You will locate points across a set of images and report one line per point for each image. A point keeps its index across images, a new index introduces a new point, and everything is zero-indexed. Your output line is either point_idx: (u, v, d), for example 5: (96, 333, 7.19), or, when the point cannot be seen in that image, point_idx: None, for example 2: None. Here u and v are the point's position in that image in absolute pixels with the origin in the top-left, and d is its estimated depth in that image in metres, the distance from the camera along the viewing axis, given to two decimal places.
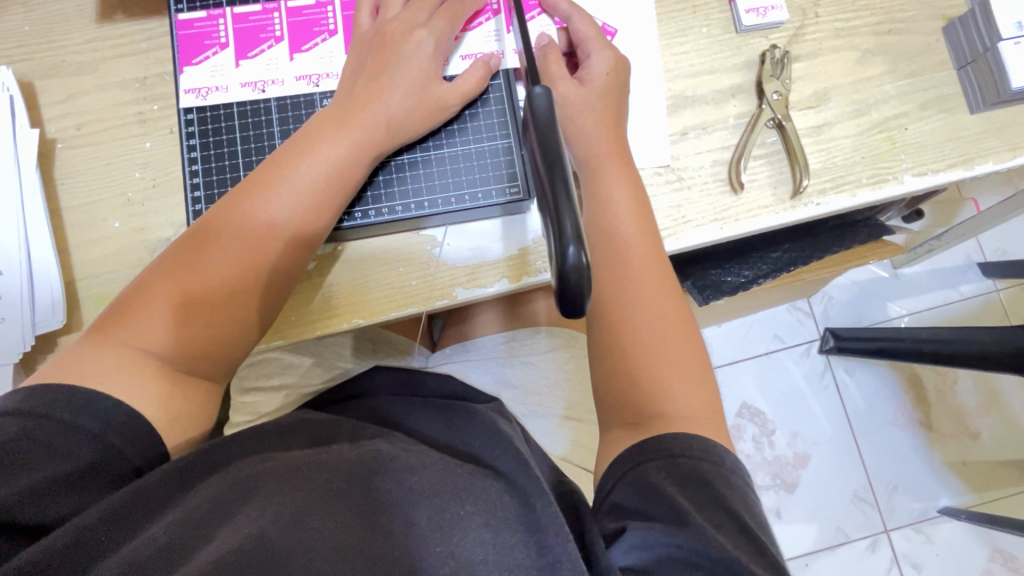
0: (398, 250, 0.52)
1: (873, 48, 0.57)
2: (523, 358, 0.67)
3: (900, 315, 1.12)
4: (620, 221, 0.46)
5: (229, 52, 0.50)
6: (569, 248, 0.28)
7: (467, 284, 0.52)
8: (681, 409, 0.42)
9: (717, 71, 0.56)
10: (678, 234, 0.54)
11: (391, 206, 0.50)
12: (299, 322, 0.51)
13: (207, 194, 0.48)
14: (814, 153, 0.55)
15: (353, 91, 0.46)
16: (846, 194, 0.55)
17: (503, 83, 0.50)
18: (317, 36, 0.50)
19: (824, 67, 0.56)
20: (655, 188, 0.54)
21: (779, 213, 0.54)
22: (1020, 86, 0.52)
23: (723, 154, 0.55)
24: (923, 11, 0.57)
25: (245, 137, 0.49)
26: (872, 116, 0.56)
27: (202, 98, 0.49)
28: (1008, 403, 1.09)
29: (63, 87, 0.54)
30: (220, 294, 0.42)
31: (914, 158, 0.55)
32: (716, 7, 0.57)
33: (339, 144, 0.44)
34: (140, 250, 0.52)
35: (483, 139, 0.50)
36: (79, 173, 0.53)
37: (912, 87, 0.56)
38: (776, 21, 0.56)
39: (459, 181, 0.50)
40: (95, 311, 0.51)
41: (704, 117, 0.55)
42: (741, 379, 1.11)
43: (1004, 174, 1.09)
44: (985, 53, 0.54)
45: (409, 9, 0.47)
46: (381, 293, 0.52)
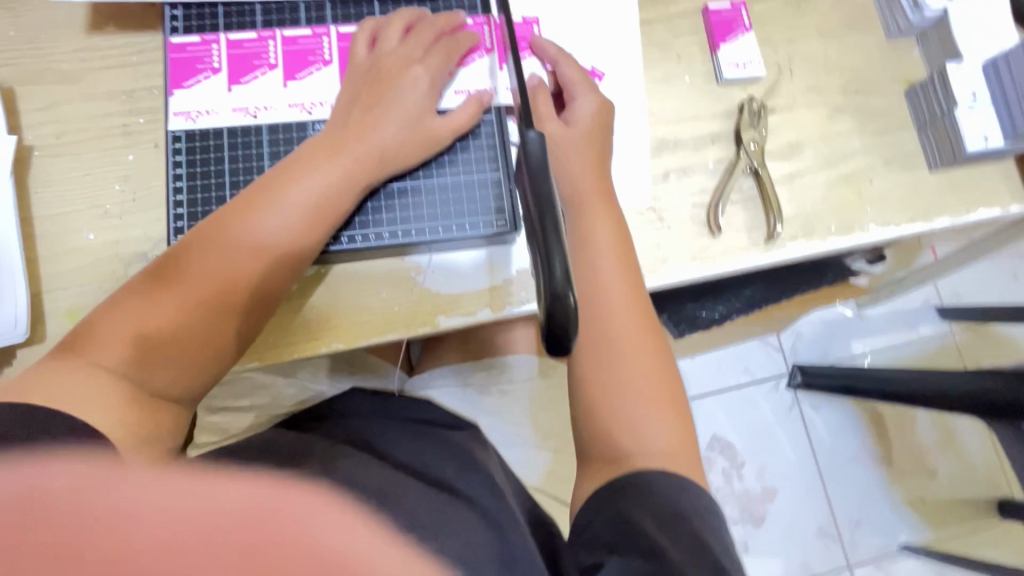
0: (383, 275, 0.52)
1: (841, 105, 0.60)
2: (503, 386, 0.66)
3: (863, 353, 1.17)
4: (605, 260, 0.47)
5: (221, 76, 0.50)
6: (560, 289, 0.29)
7: (449, 312, 0.52)
8: (658, 446, 0.43)
9: (698, 118, 0.59)
10: (658, 272, 0.55)
11: (379, 232, 0.50)
12: (277, 344, 0.50)
13: (190, 212, 0.48)
14: (786, 200, 0.58)
15: (347, 120, 0.46)
16: (816, 241, 0.57)
17: (494, 118, 0.52)
18: (311, 65, 0.51)
19: (797, 120, 0.60)
20: (637, 227, 0.56)
21: (755, 256, 0.57)
22: (974, 149, 0.56)
23: (702, 197, 0.57)
24: (887, 75, 0.62)
25: (234, 157, 0.49)
26: (841, 169, 0.59)
27: (191, 122, 0.49)
28: (962, 443, 1.14)
29: (45, 95, 0.53)
30: (200, 314, 0.41)
31: (879, 210, 0.58)
32: (698, 59, 0.60)
33: (331, 170, 0.44)
34: (115, 264, 0.50)
35: (473, 172, 0.51)
36: (56, 181, 0.52)
37: (876, 144, 0.60)
38: (754, 75, 0.59)
39: (448, 211, 0.51)
40: (61, 325, 0.49)
41: (684, 161, 0.58)
42: (713, 412, 1.13)
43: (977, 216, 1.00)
44: (943, 117, 0.57)
45: (406, 45, 0.49)
46: (363, 318, 0.51)
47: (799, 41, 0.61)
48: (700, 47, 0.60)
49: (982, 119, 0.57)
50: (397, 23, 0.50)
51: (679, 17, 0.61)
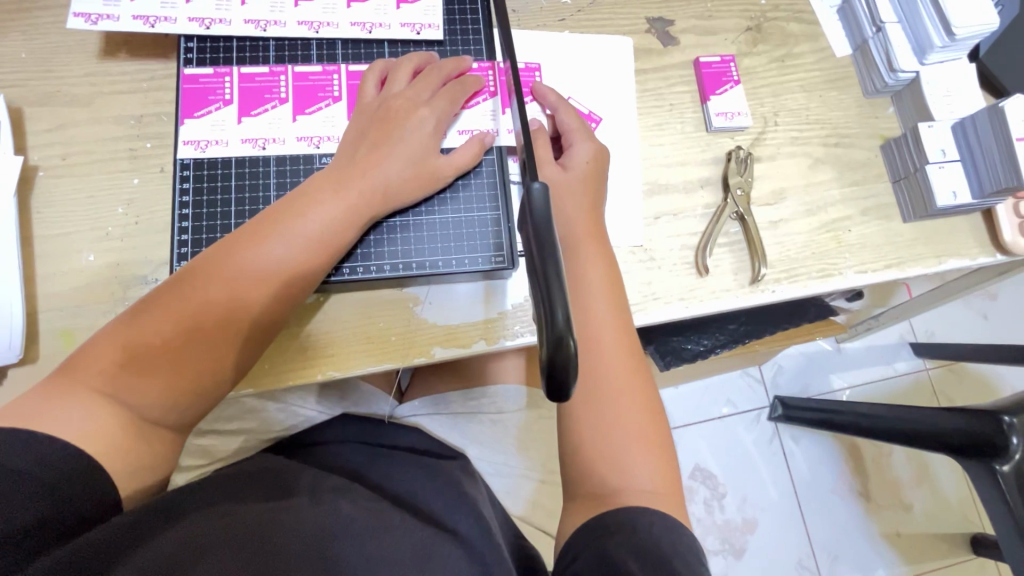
0: (380, 305, 0.53)
1: (822, 157, 0.64)
2: (492, 415, 0.66)
3: (842, 388, 1.20)
4: (598, 299, 0.49)
5: (232, 109, 0.52)
6: (561, 336, 0.30)
7: (445, 343, 0.53)
8: (642, 484, 0.44)
9: (689, 163, 0.62)
10: (647, 310, 0.57)
11: (380, 265, 0.51)
12: (273, 370, 0.51)
13: (194, 238, 0.49)
14: (770, 245, 0.61)
15: (353, 156, 0.48)
16: (798, 284, 0.60)
17: (496, 158, 0.54)
18: (321, 101, 0.53)
19: (781, 169, 0.63)
20: (628, 266, 0.58)
21: (740, 297, 0.59)
22: (945, 205, 0.59)
23: (691, 239, 0.60)
24: (865, 130, 0.65)
25: (241, 187, 0.51)
26: (822, 217, 0.62)
27: (201, 151, 0.51)
28: (937, 478, 1.16)
29: (54, 117, 0.54)
30: (201, 342, 0.42)
31: (857, 257, 0.62)
32: (690, 108, 0.63)
33: (335, 204, 0.46)
34: (114, 286, 0.51)
35: (473, 209, 0.53)
36: (59, 202, 0.52)
37: (855, 194, 0.63)
38: (741, 125, 0.63)
39: (447, 246, 0.52)
40: (54, 346, 0.49)
41: (675, 204, 0.61)
42: (695, 442, 1.14)
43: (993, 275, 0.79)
44: (916, 172, 0.61)
45: (413, 87, 0.51)
46: (358, 346, 0.52)
47: (783, 95, 0.65)
48: (691, 97, 0.64)
49: (951, 176, 0.60)
50: (407, 65, 0.52)
51: (672, 67, 0.64)
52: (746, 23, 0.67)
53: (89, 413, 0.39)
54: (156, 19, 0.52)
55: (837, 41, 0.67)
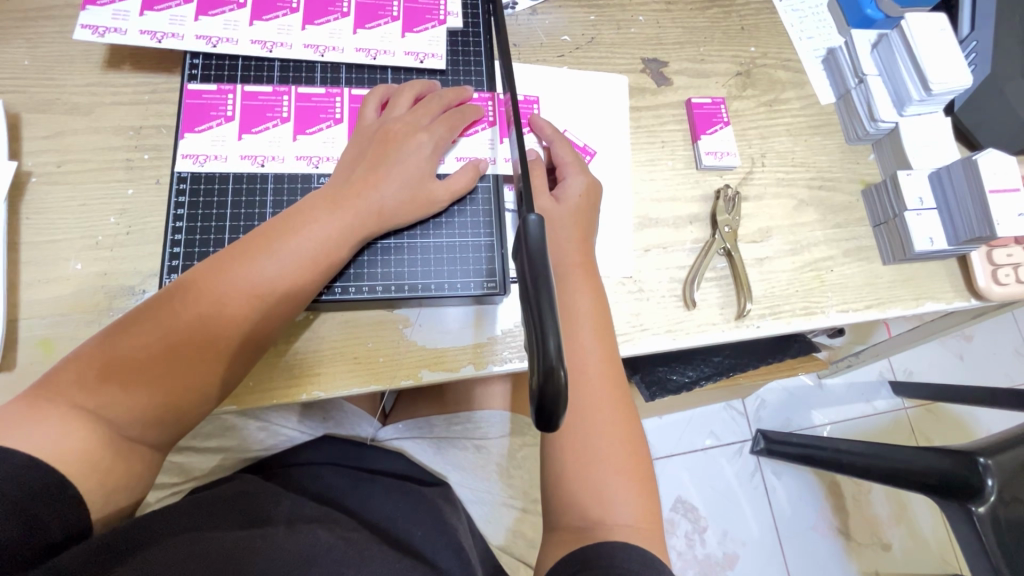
0: (370, 325, 0.53)
1: (806, 199, 0.66)
2: (477, 441, 0.65)
3: (823, 424, 1.21)
4: (588, 330, 0.49)
5: (233, 125, 0.52)
6: (552, 367, 0.31)
7: (433, 366, 0.53)
8: (623, 517, 0.44)
9: (679, 199, 0.64)
10: (635, 340, 0.58)
11: (372, 285, 0.51)
12: (256, 389, 0.50)
13: (185, 252, 0.50)
14: (756, 282, 0.62)
15: (350, 177, 0.49)
16: (782, 321, 0.61)
17: (491, 186, 0.55)
18: (322, 122, 0.54)
19: (768, 209, 0.65)
20: (618, 296, 0.59)
21: (726, 331, 0.60)
22: (921, 250, 0.61)
23: (680, 273, 0.61)
24: (848, 175, 0.68)
25: (236, 202, 0.51)
26: (805, 256, 0.64)
27: (199, 165, 0.51)
28: (915, 518, 1.17)
29: (51, 124, 0.54)
30: (187, 357, 0.42)
31: (839, 297, 0.63)
32: (681, 145, 0.65)
33: (330, 224, 0.46)
34: (100, 296, 0.50)
35: (468, 235, 0.54)
36: (50, 210, 0.52)
37: (838, 236, 0.66)
38: (729, 165, 0.65)
39: (440, 269, 0.53)
40: (32, 354, 0.48)
41: (664, 238, 0.62)
42: (678, 474, 1.14)
43: (975, 313, 0.79)
44: (894, 219, 0.63)
45: (413, 113, 0.52)
46: (345, 366, 0.52)
47: (771, 137, 0.68)
48: (683, 135, 0.66)
49: (929, 223, 0.62)
50: (409, 91, 0.53)
51: (664, 105, 0.66)
52: (735, 68, 0.69)
53: (67, 427, 0.38)
54: (164, 35, 0.53)
55: (822, 89, 0.71)
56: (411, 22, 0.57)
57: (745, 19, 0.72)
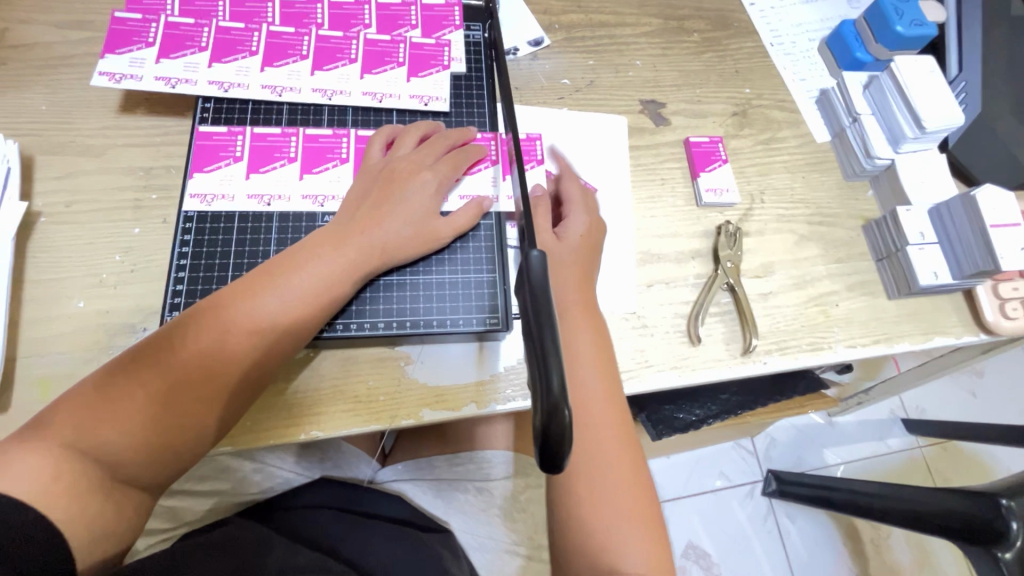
0: (370, 363, 0.52)
1: (807, 234, 0.67)
2: (479, 484, 0.63)
3: (835, 463, 1.17)
4: (596, 372, 0.49)
5: (241, 165, 0.54)
6: (555, 405, 0.30)
7: (434, 406, 0.51)
8: (634, 566, 0.42)
9: (680, 235, 0.64)
10: (641, 377, 0.57)
11: (374, 322, 0.51)
12: (254, 428, 0.49)
13: (188, 289, 0.50)
14: (760, 317, 0.62)
15: (355, 214, 0.49)
16: (789, 357, 0.60)
17: (494, 222, 0.56)
18: (328, 162, 0.55)
19: (770, 244, 0.65)
20: (622, 332, 0.58)
21: (732, 367, 0.59)
22: (926, 284, 0.61)
23: (684, 307, 0.61)
24: (847, 211, 0.69)
25: (241, 240, 0.51)
26: (809, 291, 0.64)
27: (205, 204, 0.52)
28: (939, 564, 1.11)
29: (63, 166, 0.55)
30: (184, 396, 0.41)
31: (845, 332, 0.63)
32: (681, 183, 0.66)
33: (333, 261, 0.46)
34: (101, 334, 0.50)
35: (470, 271, 0.54)
36: (58, 248, 0.52)
37: (841, 270, 0.65)
38: (729, 202, 0.65)
39: (444, 306, 0.52)
40: (30, 394, 0.47)
41: (667, 274, 0.62)
42: (689, 518, 1.09)
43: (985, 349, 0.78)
44: (897, 253, 0.64)
45: (418, 152, 0.53)
46: (345, 406, 0.51)
47: (769, 175, 0.69)
48: (682, 173, 0.67)
49: (931, 257, 0.62)
50: (415, 132, 0.55)
51: (664, 145, 0.68)
52: (732, 109, 0.71)
53: (58, 469, 0.37)
54: (177, 81, 0.55)
55: (817, 127, 0.72)
56: (416, 67, 0.59)
57: (739, 62, 0.74)
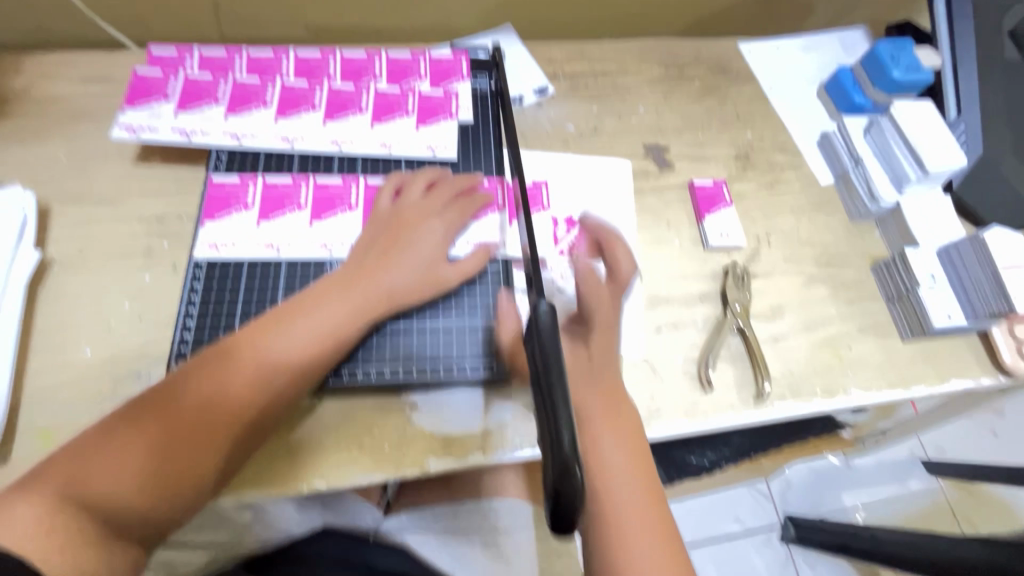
0: (375, 410, 0.51)
1: (816, 275, 0.66)
2: (486, 537, 0.61)
3: (856, 507, 1.12)
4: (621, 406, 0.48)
5: (252, 213, 0.55)
6: (567, 461, 0.29)
7: (440, 454, 0.50)
8: None
9: (687, 277, 0.64)
10: (651, 424, 0.56)
11: (380, 369, 0.51)
12: (256, 479, 0.47)
13: (196, 337, 0.50)
14: (772, 359, 0.61)
15: (363, 261, 0.50)
16: (803, 401, 0.59)
17: (500, 267, 0.56)
18: (337, 208, 0.56)
19: (778, 286, 0.65)
20: (631, 378, 0.57)
21: (745, 413, 0.57)
22: (941, 326, 0.61)
23: (693, 351, 0.60)
24: (855, 252, 0.68)
25: (249, 287, 0.52)
26: (820, 333, 0.63)
27: (216, 251, 0.53)
28: None
29: (79, 214, 0.56)
30: (190, 441, 0.41)
31: (860, 375, 0.61)
32: (687, 225, 0.67)
33: (342, 306, 0.47)
34: (106, 382, 0.49)
35: (477, 316, 0.54)
36: (68, 295, 0.52)
37: (852, 312, 0.65)
38: (736, 243, 0.66)
39: (450, 352, 0.52)
40: (31, 445, 0.47)
41: (675, 317, 0.61)
42: (704, 567, 1.05)
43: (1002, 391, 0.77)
44: (908, 294, 0.63)
45: (426, 200, 0.54)
46: (349, 455, 0.49)
47: (774, 216, 0.69)
48: (687, 215, 0.67)
49: (943, 299, 0.62)
50: (423, 178, 0.56)
51: (668, 187, 0.69)
52: (734, 152, 0.72)
53: (51, 522, 0.35)
54: (193, 132, 0.56)
55: (819, 169, 0.73)
56: (424, 117, 0.60)
57: (740, 107, 0.76)
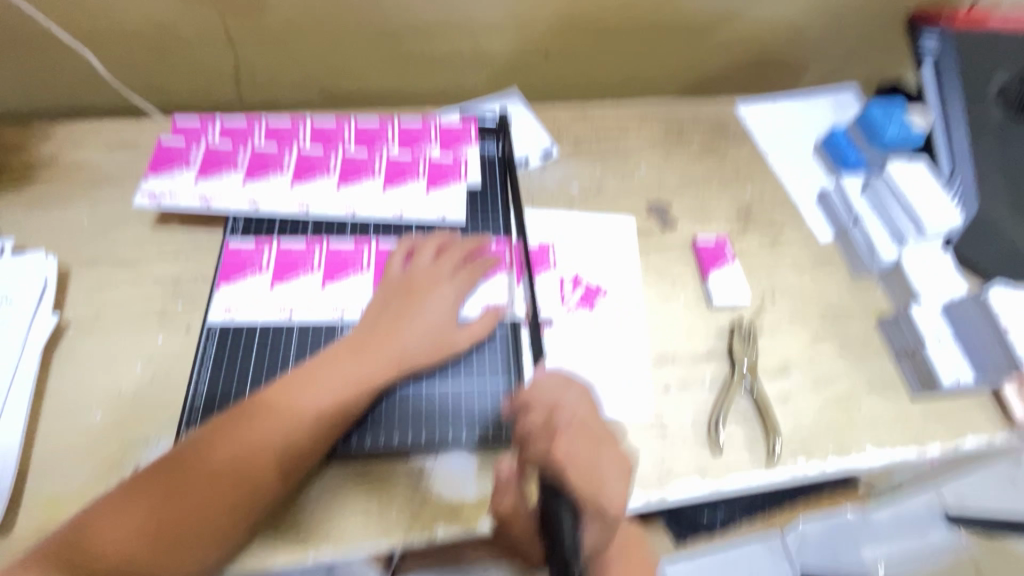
0: (382, 474, 0.50)
1: (822, 331, 0.66)
2: None
3: (874, 562, 1.08)
4: (596, 468, 0.38)
5: (266, 276, 0.56)
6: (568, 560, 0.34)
7: (448, 520, 0.49)
8: None
9: (693, 335, 0.64)
10: (664, 486, 0.55)
11: (390, 435, 0.51)
12: (260, 548, 0.46)
13: (207, 402, 0.50)
14: (782, 418, 0.60)
15: (375, 327, 0.51)
16: (816, 462, 0.58)
17: (509, 329, 0.57)
18: (349, 271, 0.57)
19: (784, 343, 0.65)
20: (641, 438, 0.57)
21: (757, 475, 0.57)
22: (950, 385, 0.61)
23: (702, 411, 0.59)
24: (859, 307, 0.69)
25: (261, 351, 0.53)
26: (829, 391, 0.63)
27: (229, 315, 0.54)
28: None
29: (98, 277, 0.58)
30: (198, 514, 0.40)
31: (872, 434, 0.61)
32: (692, 282, 0.68)
33: (353, 373, 0.47)
34: (115, 448, 0.49)
35: (486, 379, 0.54)
36: (83, 358, 0.53)
37: (860, 369, 0.64)
38: (741, 300, 0.66)
39: (459, 416, 0.52)
40: (36, 514, 0.46)
41: (682, 375, 0.61)
42: None
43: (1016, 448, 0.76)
44: (915, 351, 0.63)
45: (436, 265, 0.55)
46: (356, 522, 0.48)
47: (777, 273, 0.70)
48: (691, 272, 0.68)
49: (951, 357, 0.62)
50: (434, 243, 0.57)
51: (672, 245, 0.70)
52: (735, 210, 0.74)
53: None
54: (212, 199, 0.58)
55: (818, 225, 0.75)
56: (434, 182, 0.63)
57: (739, 166, 0.78)
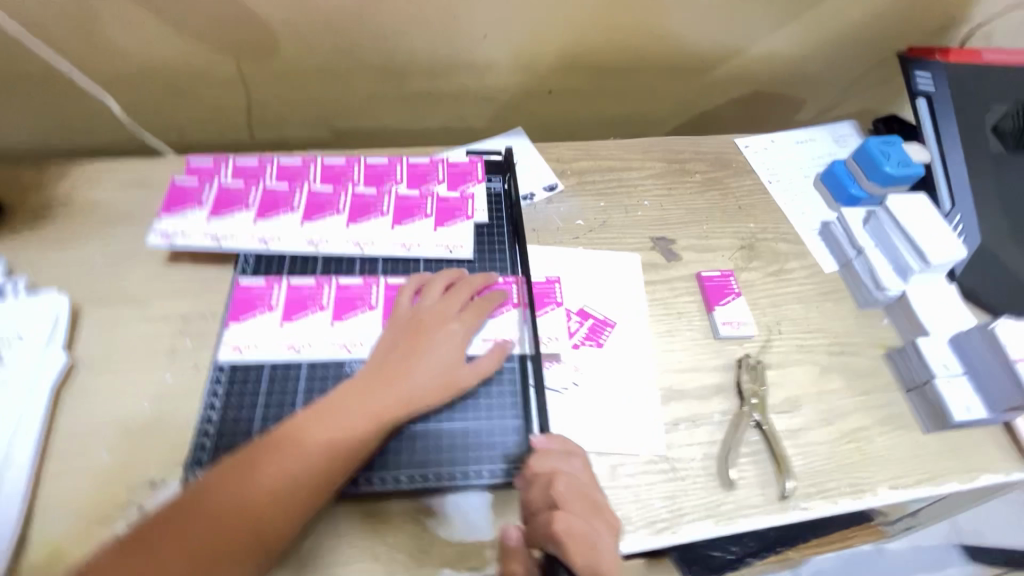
0: (390, 516, 0.50)
1: (829, 365, 0.66)
2: None
3: None
4: (591, 536, 0.43)
5: (275, 314, 0.56)
6: None
7: (457, 565, 0.48)
8: None
9: (701, 369, 0.64)
10: (676, 528, 0.54)
11: (397, 475, 0.50)
12: None
13: (214, 442, 0.50)
14: (793, 455, 0.59)
15: (383, 365, 0.51)
16: (829, 501, 0.57)
17: (517, 365, 0.57)
18: (358, 309, 0.57)
19: (792, 377, 0.65)
20: (650, 479, 0.56)
21: (770, 515, 0.55)
22: (962, 420, 0.60)
23: (712, 448, 0.59)
24: (866, 340, 0.69)
25: (269, 390, 0.53)
26: (839, 426, 0.62)
27: (239, 354, 0.54)
28: None
29: (109, 315, 0.58)
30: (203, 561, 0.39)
31: (885, 471, 0.60)
32: (698, 316, 0.68)
33: (362, 412, 0.47)
34: (121, 489, 0.49)
35: (494, 417, 0.54)
36: (91, 397, 0.53)
37: (869, 403, 0.64)
38: (747, 334, 0.66)
39: (467, 455, 0.52)
40: (39, 557, 0.45)
41: (691, 410, 0.61)
42: None
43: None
44: (925, 384, 0.63)
45: (444, 302, 0.56)
46: (363, 568, 0.47)
47: (782, 305, 0.70)
48: (697, 306, 0.69)
49: (960, 390, 0.61)
50: (442, 281, 0.58)
51: (677, 278, 0.71)
52: (738, 243, 0.75)
53: None
54: (224, 237, 0.59)
55: (823, 257, 0.75)
56: (441, 219, 0.64)
57: (741, 199, 0.79)
